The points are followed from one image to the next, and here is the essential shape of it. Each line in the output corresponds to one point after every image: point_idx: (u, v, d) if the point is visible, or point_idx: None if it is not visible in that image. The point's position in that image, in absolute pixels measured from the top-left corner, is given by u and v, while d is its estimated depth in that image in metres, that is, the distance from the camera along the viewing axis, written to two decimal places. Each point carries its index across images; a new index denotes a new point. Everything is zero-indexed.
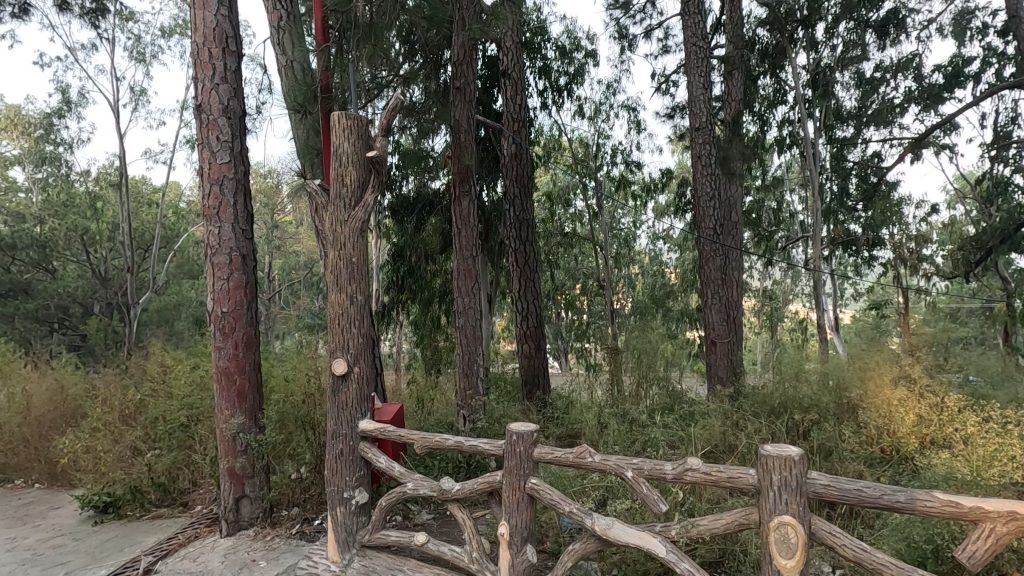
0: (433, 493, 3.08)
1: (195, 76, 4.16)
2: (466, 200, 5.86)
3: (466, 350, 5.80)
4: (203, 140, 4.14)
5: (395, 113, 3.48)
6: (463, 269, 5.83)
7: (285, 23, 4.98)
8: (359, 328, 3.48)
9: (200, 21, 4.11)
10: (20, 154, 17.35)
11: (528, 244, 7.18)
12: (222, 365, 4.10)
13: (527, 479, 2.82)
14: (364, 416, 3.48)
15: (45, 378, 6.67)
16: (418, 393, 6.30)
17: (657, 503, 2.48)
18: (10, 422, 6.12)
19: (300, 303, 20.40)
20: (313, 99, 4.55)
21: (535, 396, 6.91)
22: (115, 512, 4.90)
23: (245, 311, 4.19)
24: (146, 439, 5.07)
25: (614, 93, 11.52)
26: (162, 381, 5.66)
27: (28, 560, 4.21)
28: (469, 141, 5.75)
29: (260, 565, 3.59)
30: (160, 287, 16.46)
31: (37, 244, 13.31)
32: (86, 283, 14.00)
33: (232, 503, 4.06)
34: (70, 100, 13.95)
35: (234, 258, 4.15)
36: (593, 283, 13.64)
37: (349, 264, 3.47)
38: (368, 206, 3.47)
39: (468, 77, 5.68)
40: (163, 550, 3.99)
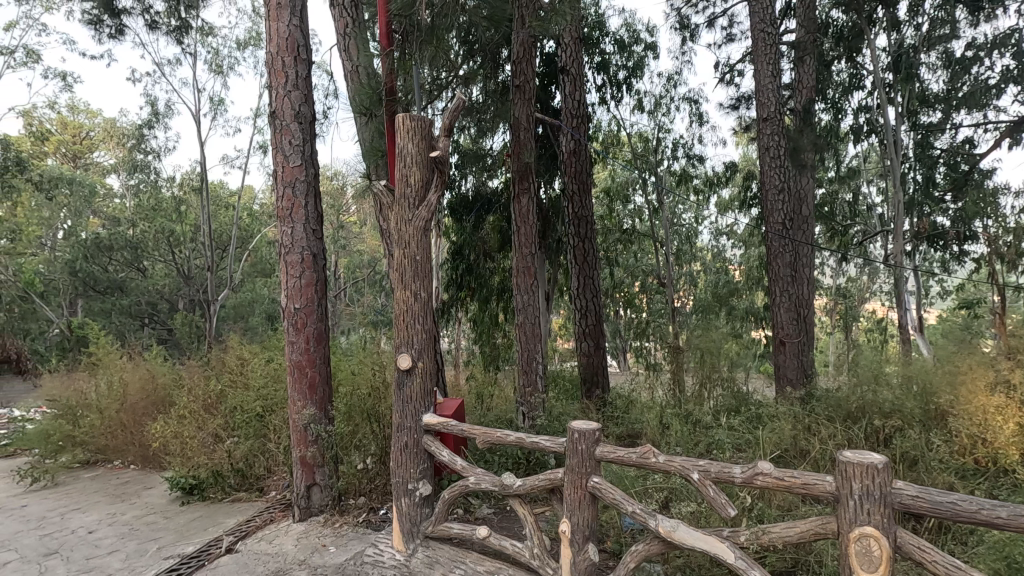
0: (495, 487, 3.12)
1: (270, 85, 4.38)
2: (526, 197, 5.88)
3: (525, 347, 5.83)
4: (277, 145, 4.37)
5: (458, 113, 3.54)
6: (523, 266, 5.85)
7: (351, 29, 5.15)
8: (422, 325, 3.58)
9: (275, 32, 4.32)
10: (116, 164, 18.99)
11: (588, 240, 7.11)
12: (295, 358, 4.32)
13: (590, 477, 2.80)
14: (428, 410, 3.56)
15: (138, 366, 7.23)
16: (477, 389, 6.38)
17: (726, 508, 2.39)
18: (109, 408, 6.70)
19: (364, 300, 21.20)
20: (378, 102, 4.70)
21: (594, 395, 6.86)
22: (200, 493, 5.26)
23: (316, 307, 4.38)
24: (226, 426, 5.43)
25: (675, 86, 11.18)
26: (240, 372, 6.04)
27: (126, 534, 4.60)
28: (529, 139, 5.76)
29: (330, 550, 3.76)
30: (237, 284, 17.58)
31: (129, 245, 14.71)
32: (171, 281, 15.49)
33: (304, 490, 4.26)
34: (158, 112, 15.03)
35: (306, 257, 4.36)
36: (653, 280, 13.37)
37: (413, 263, 3.55)
38: (431, 205, 3.54)
39: (528, 75, 5.68)
40: (242, 532, 4.26)
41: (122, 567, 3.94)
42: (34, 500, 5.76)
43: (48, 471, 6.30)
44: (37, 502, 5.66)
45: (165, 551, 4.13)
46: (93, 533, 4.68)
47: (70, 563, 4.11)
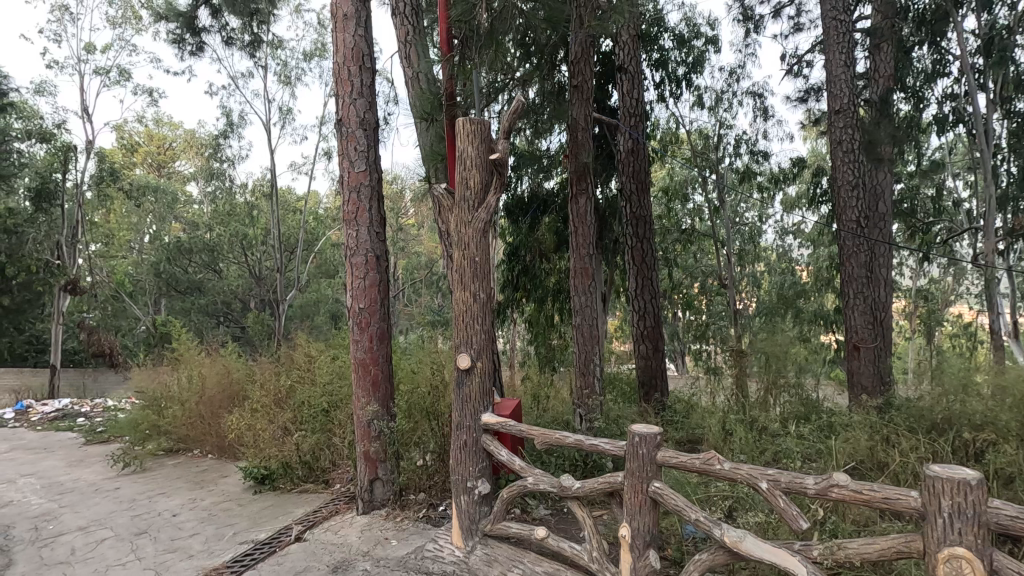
0: (554, 489, 3.11)
1: (337, 93, 4.57)
2: (583, 198, 5.85)
3: (583, 348, 5.80)
4: (343, 151, 4.55)
5: (516, 116, 3.57)
6: (580, 267, 5.83)
7: (412, 37, 5.29)
8: (481, 325, 3.63)
9: (341, 42, 4.50)
10: (195, 173, 20.35)
11: (646, 241, 6.99)
12: (360, 356, 4.48)
13: (650, 482, 2.75)
14: (487, 409, 3.60)
15: (215, 361, 7.71)
16: (534, 389, 6.39)
17: (797, 520, 2.29)
18: (190, 400, 7.19)
19: (421, 301, 21.76)
20: (439, 107, 4.80)
21: (652, 398, 6.72)
22: (270, 483, 5.55)
23: (379, 308, 4.52)
24: (294, 420, 5.69)
25: (737, 80, 10.77)
26: (307, 369, 6.32)
27: (206, 518, 4.92)
28: (587, 139, 5.72)
29: (392, 543, 3.88)
30: (303, 284, 18.48)
31: (207, 248, 16.39)
32: (244, 282, 16.63)
33: (367, 484, 4.42)
34: (232, 123, 15.99)
35: (369, 259, 4.51)
36: (713, 281, 12.96)
37: (472, 264, 3.61)
38: (490, 207, 3.58)
39: (585, 75, 5.65)
40: (310, 521, 4.47)
41: (203, 549, 4.21)
42: (125, 483, 6.26)
43: (138, 457, 6.83)
44: (129, 485, 6.15)
45: (240, 536, 4.39)
46: (177, 516, 5.03)
47: (157, 543, 4.44)
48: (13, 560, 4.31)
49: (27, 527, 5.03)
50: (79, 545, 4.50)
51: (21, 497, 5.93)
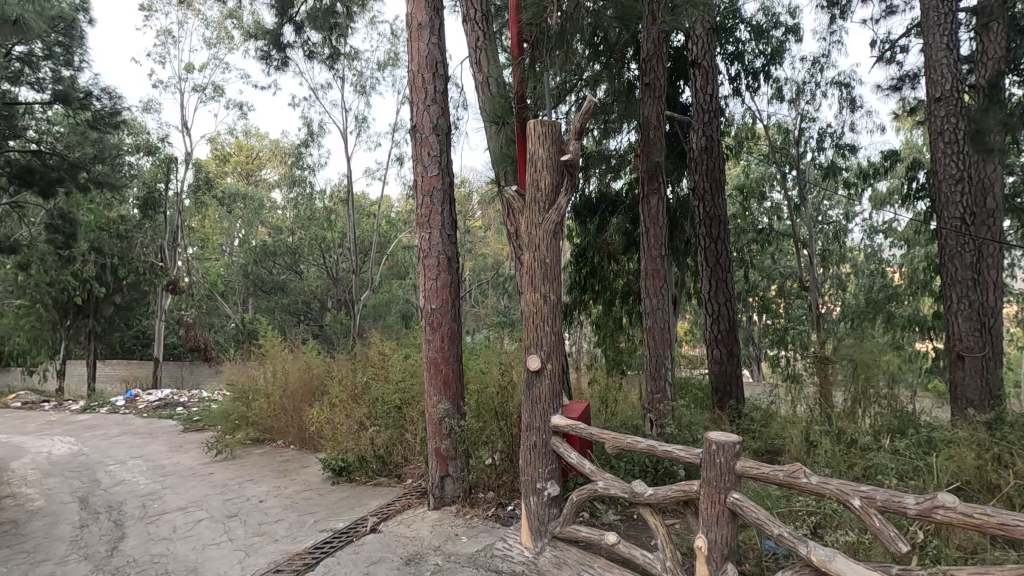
0: (625, 494, 3.05)
1: (411, 101, 4.72)
2: (655, 198, 5.71)
3: (653, 352, 5.66)
4: (418, 157, 4.69)
5: (588, 116, 3.53)
6: (651, 268, 5.70)
7: (482, 42, 5.36)
8: (552, 327, 3.62)
9: (416, 51, 4.65)
10: (279, 181, 21.69)
11: (720, 242, 6.72)
12: (432, 355, 4.59)
13: (729, 493, 2.63)
14: (556, 411, 3.59)
15: (297, 358, 8.17)
16: (602, 392, 6.30)
17: (896, 542, 2.12)
18: (275, 392, 7.69)
19: (488, 302, 22.13)
20: (510, 110, 4.71)
21: (727, 405, 6.44)
22: (347, 475, 5.81)
23: (450, 308, 4.63)
24: (369, 415, 5.97)
25: (821, 70, 10.14)
26: (381, 367, 6.58)
27: (289, 506, 5.22)
28: (658, 138, 5.57)
29: (462, 540, 3.95)
30: (377, 285, 19.32)
31: (289, 251, 17.76)
32: (322, 283, 17.60)
33: (438, 480, 4.52)
34: (313, 132, 16.90)
35: (441, 260, 4.63)
36: (793, 284, 12.26)
37: (543, 265, 3.61)
38: (561, 209, 3.57)
39: (658, 72, 5.51)
40: (384, 514, 4.64)
41: (286, 535, 4.48)
42: (218, 469, 6.77)
43: (228, 445, 7.36)
44: (221, 471, 6.64)
45: (320, 524, 4.63)
46: (263, 502, 5.37)
47: (246, 526, 4.77)
48: (125, 534, 4.77)
49: (137, 504, 5.55)
50: (179, 524, 4.91)
51: (130, 477, 6.55)
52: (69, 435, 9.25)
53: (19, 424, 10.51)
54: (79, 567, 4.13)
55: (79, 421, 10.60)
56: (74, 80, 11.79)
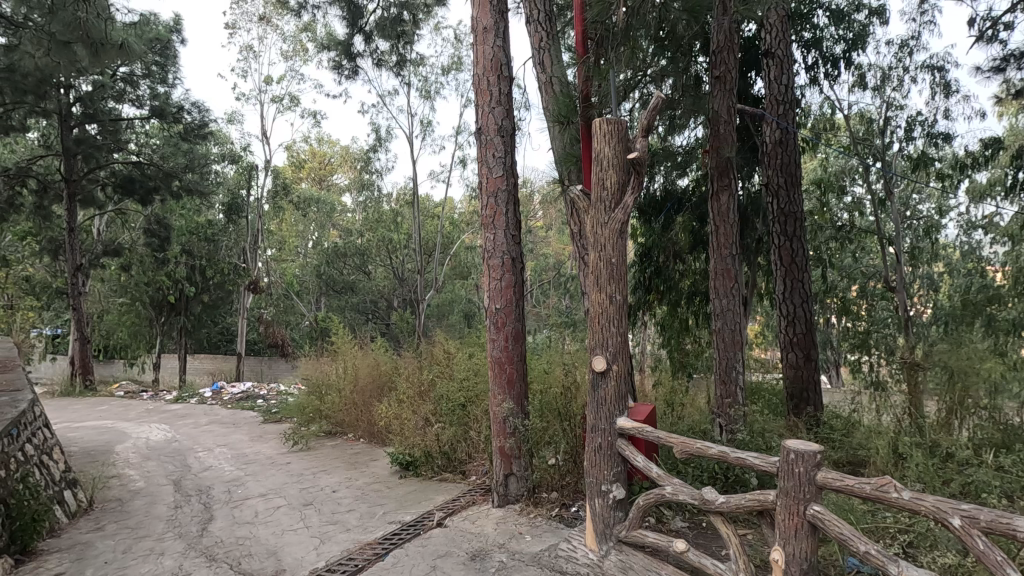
0: (694, 501, 2.95)
1: (477, 103, 4.79)
2: (726, 195, 5.48)
3: (723, 355, 5.45)
4: (483, 158, 4.76)
5: (655, 113, 3.44)
6: (721, 269, 5.48)
7: (546, 42, 5.35)
8: (617, 328, 3.56)
9: (481, 54, 4.71)
10: (349, 185, 22.63)
11: (796, 240, 6.38)
12: (496, 354, 4.65)
13: (809, 505, 2.50)
14: (622, 413, 3.53)
15: (366, 354, 8.50)
16: (667, 395, 6.15)
17: (1005, 569, 1.93)
18: (347, 387, 8.05)
19: (549, 302, 22.17)
20: (575, 109, 4.66)
21: (804, 413, 6.10)
22: (414, 469, 5.98)
23: (514, 308, 4.66)
24: (434, 412, 6.13)
25: (910, 53, 9.40)
26: (446, 365, 6.74)
27: (360, 497, 5.44)
28: (729, 133, 5.36)
29: (526, 538, 3.98)
30: (441, 285, 19.82)
31: (358, 253, 18.56)
32: (390, 283, 18.53)
33: (502, 478, 4.57)
34: (381, 138, 17.49)
35: (506, 261, 4.67)
36: (876, 284, 11.46)
37: (609, 265, 3.56)
38: (627, 207, 3.51)
39: (729, 64, 5.30)
40: (450, 509, 4.74)
41: (358, 524, 4.67)
42: (295, 459, 7.16)
43: (304, 436, 7.76)
44: (297, 461, 7.02)
45: (389, 516, 4.79)
46: (336, 492, 5.63)
47: (321, 515, 5.01)
48: (213, 516, 5.14)
49: (223, 489, 5.96)
50: (261, 509, 5.23)
51: (217, 464, 7.04)
52: (164, 422, 10.06)
53: (123, 411, 11.53)
54: (174, 544, 4.48)
55: (172, 410, 11.53)
56: (169, 96, 12.87)
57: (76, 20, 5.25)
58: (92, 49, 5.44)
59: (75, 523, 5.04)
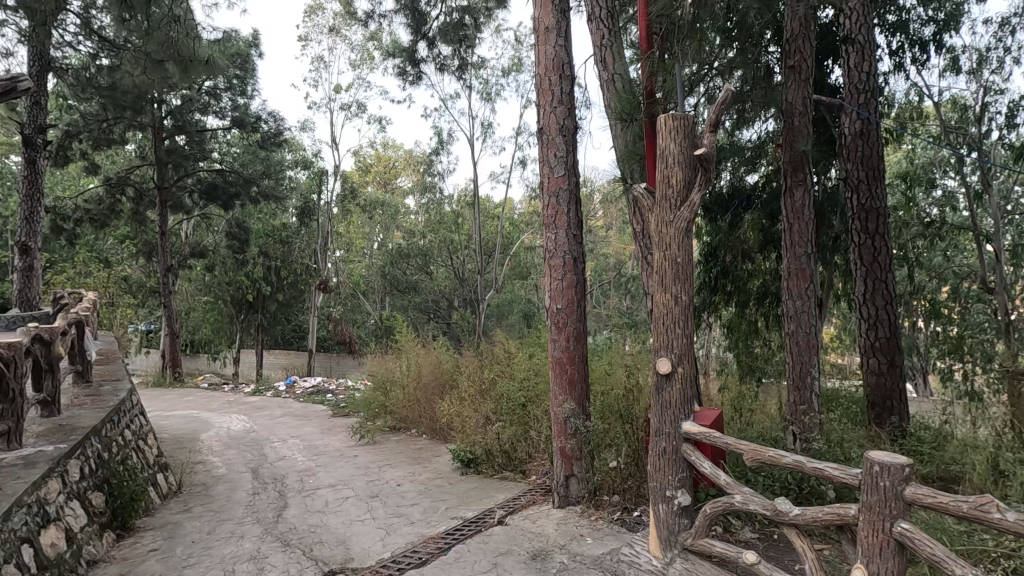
0: (766, 512, 2.82)
1: (538, 103, 4.79)
2: (801, 190, 5.19)
3: (796, 359, 5.18)
4: (544, 158, 4.76)
5: (724, 107, 3.31)
6: (795, 269, 5.22)
7: (608, 40, 5.27)
8: (683, 329, 3.46)
9: (543, 55, 4.71)
10: (411, 188, 23.32)
11: (879, 237, 5.96)
12: (557, 354, 4.63)
13: (895, 521, 2.33)
14: (687, 417, 3.43)
15: (429, 352, 8.72)
16: (734, 399, 5.91)
17: None
18: (410, 384, 8.30)
19: (610, 302, 21.87)
20: (638, 106, 4.59)
21: (887, 423, 5.69)
22: (475, 467, 6.06)
23: (576, 308, 4.63)
24: (494, 411, 6.23)
25: (1013, 32, 8.56)
26: (506, 364, 6.81)
27: (423, 491, 5.58)
28: (804, 125, 5.08)
29: (587, 541, 3.95)
30: (500, 286, 20.03)
31: (421, 253, 19.06)
32: (451, 283, 18.91)
33: (563, 479, 4.55)
34: (443, 140, 17.85)
35: (567, 260, 4.65)
36: (970, 285, 10.53)
37: (675, 265, 3.47)
38: (694, 205, 3.40)
39: (804, 52, 5.02)
40: (511, 507, 4.77)
41: (421, 518, 4.79)
42: (362, 452, 7.43)
43: (370, 430, 8.04)
44: (364, 454, 7.29)
45: (452, 511, 4.88)
46: (400, 485, 5.80)
47: (386, 507, 5.17)
48: (287, 504, 5.42)
49: (295, 479, 6.28)
50: (330, 499, 5.47)
51: (290, 454, 7.42)
52: (243, 414, 10.72)
53: (207, 402, 12.40)
54: (253, 529, 4.76)
55: (250, 402, 12.28)
56: (248, 107, 13.73)
57: (169, 40, 5.68)
58: (182, 65, 5.87)
59: (166, 504, 5.46)
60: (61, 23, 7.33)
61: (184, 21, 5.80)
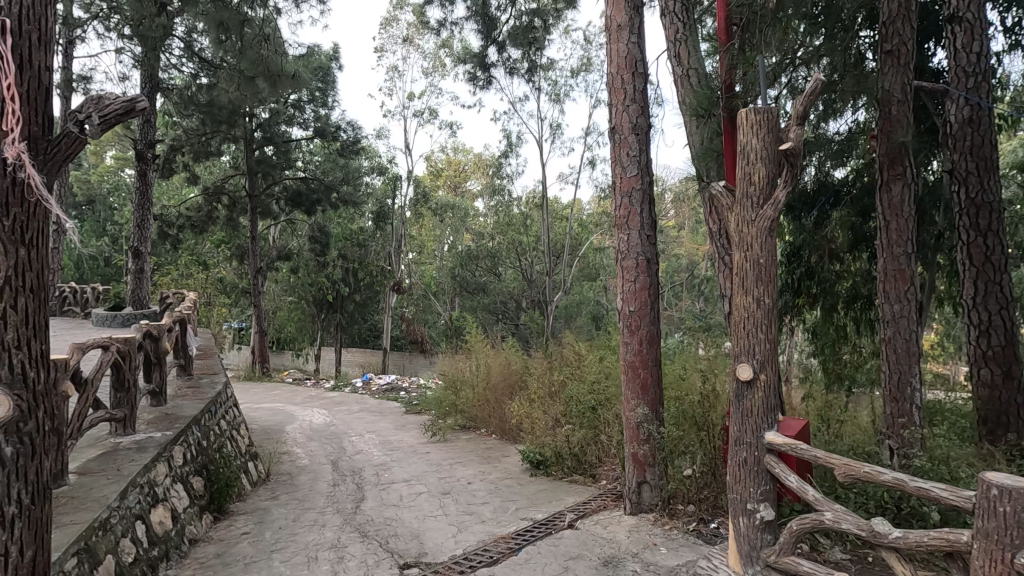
0: (861, 532, 2.60)
1: (611, 103, 4.72)
2: (899, 185, 4.78)
3: (894, 368, 4.78)
4: (616, 158, 4.68)
5: (813, 97, 3.10)
6: (892, 270, 4.82)
7: (682, 34, 5.10)
8: (766, 333, 3.29)
9: (615, 53, 4.63)
10: (481, 191, 23.75)
11: (992, 234, 5.38)
12: (629, 357, 4.54)
13: (1018, 553, 2.08)
14: (771, 427, 3.24)
15: (498, 353, 8.84)
16: (820, 409, 5.55)
17: None
18: (480, 384, 8.44)
19: (682, 304, 21.23)
20: (716, 102, 4.49)
21: (1002, 441, 5.12)
22: (544, 468, 6.06)
23: (649, 310, 4.53)
24: (565, 413, 6.26)
25: None
26: (575, 366, 6.76)
27: (493, 490, 5.64)
28: (903, 114, 4.68)
29: (661, 550, 3.84)
30: (569, 287, 19.96)
31: (489, 255, 19.34)
32: (519, 284, 19.10)
33: (635, 485, 4.45)
34: (512, 143, 18.05)
35: (640, 261, 4.55)
36: None
37: (757, 266, 3.29)
38: (778, 204, 3.23)
39: (904, 35, 4.63)
40: (581, 511, 4.72)
41: (492, 517, 4.84)
42: (434, 449, 7.63)
43: (442, 428, 8.22)
44: (436, 451, 7.48)
45: (522, 512, 4.90)
46: (471, 484, 5.90)
47: (457, 504, 5.28)
48: (364, 496, 5.65)
49: (372, 472, 6.54)
50: (405, 494, 5.65)
51: (367, 448, 7.74)
52: (323, 408, 11.31)
53: (291, 396, 13.20)
54: (333, 518, 5.00)
55: (330, 397, 12.95)
56: (329, 117, 14.52)
57: (260, 57, 6.07)
58: (271, 81, 6.27)
59: (256, 491, 5.85)
60: (168, 48, 8.09)
61: (273, 39, 6.23)
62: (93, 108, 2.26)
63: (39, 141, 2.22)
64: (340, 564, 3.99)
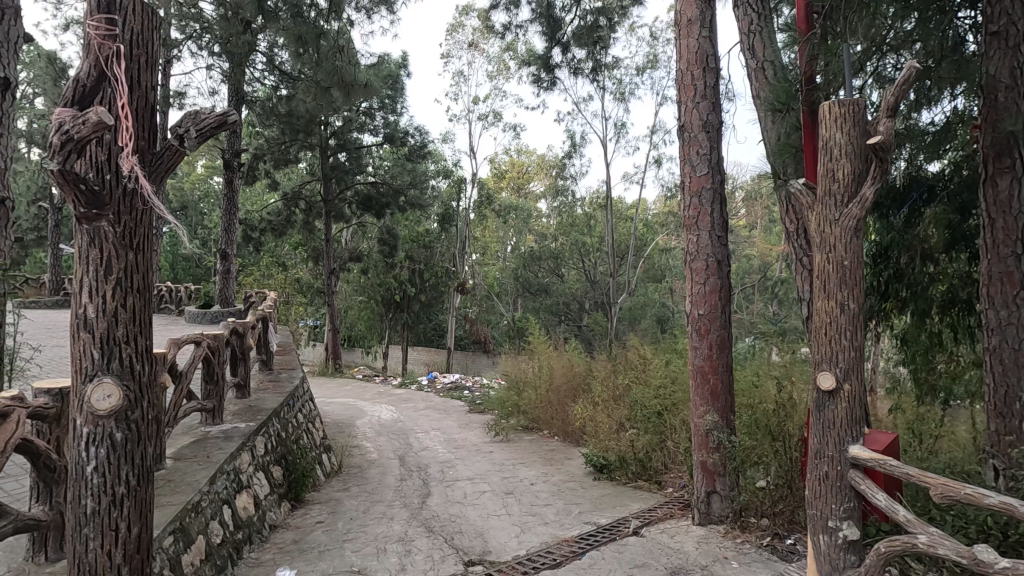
0: (962, 559, 2.37)
1: (680, 100, 4.59)
2: (1008, 179, 4.30)
3: (1000, 380, 4.33)
4: (686, 157, 4.53)
5: (907, 86, 2.87)
6: (997, 272, 4.37)
7: (756, 25, 4.88)
8: (851, 340, 3.07)
9: (685, 49, 4.50)
10: (544, 193, 23.77)
11: None
12: (698, 362, 4.38)
13: None
14: (856, 441, 3.03)
15: (561, 356, 8.82)
16: (911, 421, 5.14)
17: None
18: (543, 386, 8.45)
19: (753, 307, 20.34)
20: (796, 95, 4.27)
21: None
22: (608, 473, 5.97)
23: (719, 314, 4.36)
24: (629, 417, 6.16)
25: None
26: (640, 369, 6.63)
27: (556, 492, 5.63)
28: (1012, 99, 4.22)
29: (732, 564, 3.68)
30: (634, 289, 19.59)
31: (552, 256, 19.35)
32: (582, 286, 18.98)
33: (704, 495, 4.29)
34: (575, 144, 17.97)
35: (711, 264, 4.40)
36: None
37: (841, 269, 3.09)
38: (866, 203, 3.01)
39: (1015, 12, 4.20)
40: (647, 518, 4.62)
41: (555, 520, 4.82)
42: (498, 449, 7.71)
43: (505, 428, 8.29)
44: (499, 451, 7.55)
45: (586, 516, 4.85)
46: (535, 485, 5.91)
47: (520, 504, 5.31)
48: (430, 492, 5.80)
49: (437, 468, 6.70)
50: (469, 492, 5.74)
51: (433, 445, 7.93)
52: (391, 405, 11.69)
53: (361, 392, 13.73)
54: (401, 512, 5.15)
55: (398, 394, 13.37)
56: (398, 123, 15.06)
57: (335, 68, 6.39)
58: (345, 90, 6.56)
59: (329, 482, 6.13)
60: (252, 63, 8.66)
61: (347, 50, 6.51)
62: (190, 122, 2.43)
63: (146, 154, 2.43)
64: (407, 557, 4.10)
